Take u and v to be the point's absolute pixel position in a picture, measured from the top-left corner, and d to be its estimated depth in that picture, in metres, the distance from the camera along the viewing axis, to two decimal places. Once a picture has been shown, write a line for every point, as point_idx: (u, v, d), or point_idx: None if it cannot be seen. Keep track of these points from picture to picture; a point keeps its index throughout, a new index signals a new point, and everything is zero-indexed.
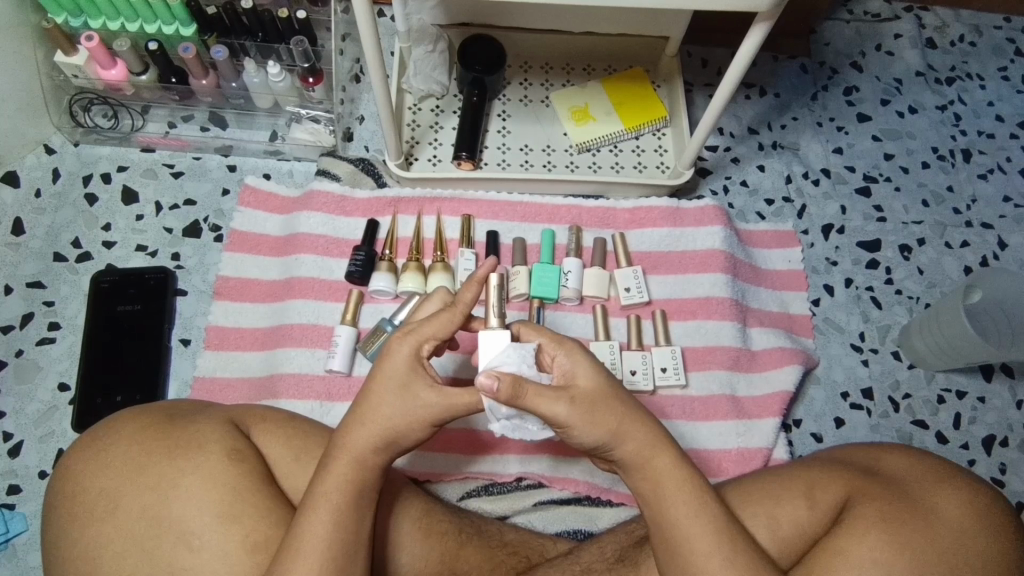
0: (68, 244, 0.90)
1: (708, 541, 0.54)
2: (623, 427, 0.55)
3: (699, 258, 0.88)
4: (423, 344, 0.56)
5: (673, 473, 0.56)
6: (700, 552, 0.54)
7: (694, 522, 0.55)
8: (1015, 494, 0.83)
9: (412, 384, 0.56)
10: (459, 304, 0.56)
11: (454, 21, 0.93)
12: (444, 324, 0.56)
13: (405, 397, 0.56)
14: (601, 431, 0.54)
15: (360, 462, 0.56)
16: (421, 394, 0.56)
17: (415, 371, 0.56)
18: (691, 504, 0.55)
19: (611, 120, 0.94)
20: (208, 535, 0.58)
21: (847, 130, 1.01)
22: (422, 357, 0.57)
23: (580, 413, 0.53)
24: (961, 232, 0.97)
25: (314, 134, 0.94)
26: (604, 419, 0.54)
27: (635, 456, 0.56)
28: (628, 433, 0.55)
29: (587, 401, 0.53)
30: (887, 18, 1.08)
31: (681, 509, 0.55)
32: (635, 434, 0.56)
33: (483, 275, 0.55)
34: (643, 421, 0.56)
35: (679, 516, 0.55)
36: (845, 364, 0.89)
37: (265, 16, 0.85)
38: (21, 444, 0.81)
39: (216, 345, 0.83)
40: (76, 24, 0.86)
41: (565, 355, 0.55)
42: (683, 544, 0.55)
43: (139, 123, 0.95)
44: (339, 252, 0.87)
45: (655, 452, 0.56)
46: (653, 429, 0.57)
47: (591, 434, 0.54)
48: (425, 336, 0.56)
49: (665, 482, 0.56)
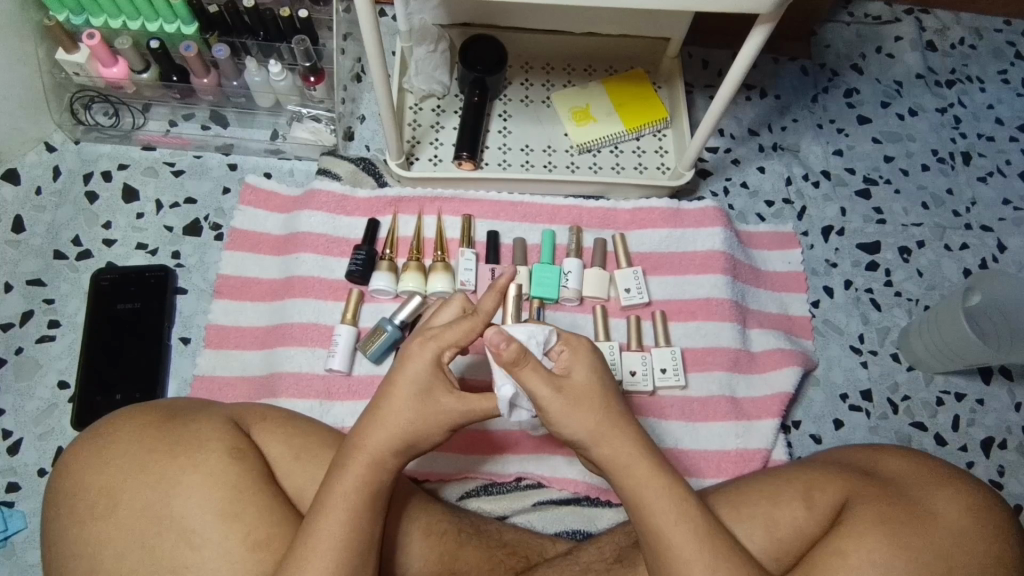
0: (68, 242, 0.90)
1: (693, 549, 0.54)
2: (601, 429, 0.56)
3: (700, 259, 0.88)
4: (445, 350, 0.57)
5: (653, 480, 0.56)
6: (684, 558, 0.54)
7: (677, 529, 0.55)
8: (1014, 497, 0.83)
9: (433, 390, 0.57)
10: (479, 313, 0.56)
11: (455, 21, 0.93)
12: (465, 331, 0.57)
13: (425, 402, 0.56)
14: (578, 427, 0.56)
15: (376, 465, 0.56)
16: (441, 399, 0.57)
17: (437, 376, 0.57)
18: (672, 512, 0.55)
19: (612, 120, 0.94)
20: (210, 533, 0.58)
21: (847, 132, 1.02)
22: (442, 363, 0.57)
23: (561, 402, 0.55)
24: (961, 234, 0.97)
25: (315, 133, 0.94)
26: (584, 416, 0.56)
27: (612, 460, 0.57)
28: (605, 435, 0.56)
29: (574, 395, 0.56)
30: (887, 21, 1.08)
31: (663, 517, 0.55)
32: (613, 437, 0.57)
33: (504, 285, 0.56)
34: (620, 426, 0.57)
35: (662, 524, 0.55)
36: (845, 366, 0.89)
37: (266, 14, 0.85)
38: (20, 441, 0.81)
39: (216, 344, 0.83)
40: (77, 22, 0.87)
41: (569, 351, 0.58)
42: (667, 552, 0.55)
43: (140, 121, 0.95)
44: (340, 252, 0.87)
45: (632, 457, 0.57)
46: (630, 434, 0.57)
47: (570, 426, 0.56)
48: (448, 342, 0.57)
49: (644, 487, 0.56)
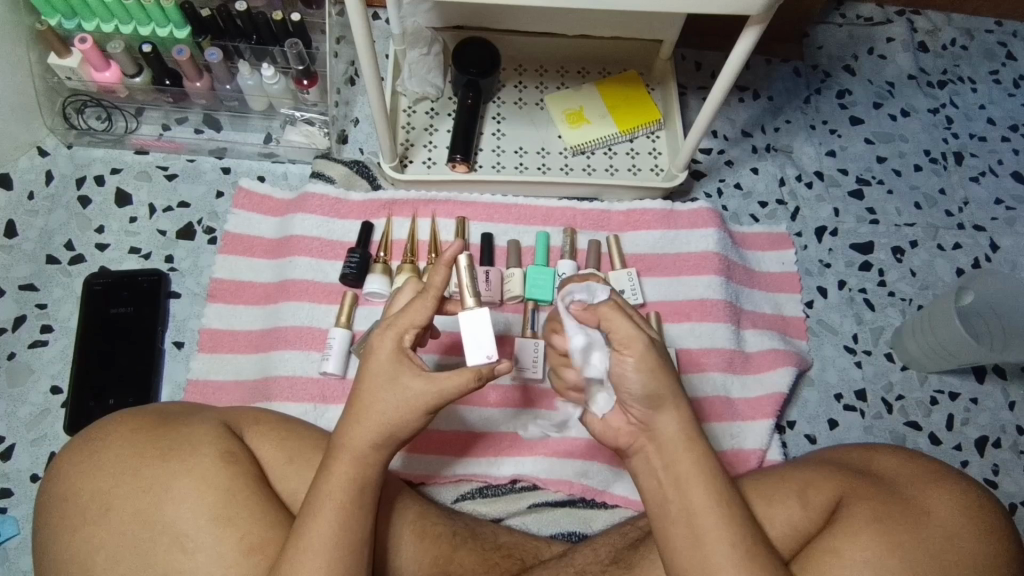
0: (61, 247, 0.90)
1: (729, 536, 0.54)
2: (671, 392, 0.57)
3: (694, 259, 0.88)
4: (405, 335, 0.56)
5: (704, 457, 0.56)
6: (718, 547, 0.53)
7: (717, 515, 0.54)
8: (1008, 495, 0.83)
9: (400, 376, 0.55)
10: (430, 289, 0.55)
11: (449, 24, 0.93)
12: (419, 311, 0.56)
13: (395, 389, 0.55)
14: (652, 387, 0.56)
15: (361, 461, 0.56)
16: (410, 383, 0.55)
17: (402, 362, 0.56)
18: (717, 494, 0.55)
19: (605, 122, 0.94)
20: (203, 537, 0.58)
21: (840, 133, 1.02)
22: (405, 348, 0.57)
23: (648, 355, 0.55)
24: (953, 234, 0.97)
25: (308, 136, 0.95)
26: (660, 377, 0.56)
27: (670, 432, 0.57)
28: (672, 401, 0.57)
29: (656, 352, 0.56)
30: (879, 22, 1.09)
31: (705, 498, 0.55)
32: (673, 411, 0.57)
33: (451, 256, 0.54)
34: (677, 406, 0.57)
35: (701, 507, 0.55)
36: (839, 365, 0.90)
37: (259, 18, 0.85)
38: (12, 447, 0.81)
39: (210, 348, 0.83)
40: (69, 27, 0.86)
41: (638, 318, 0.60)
42: (704, 535, 0.54)
43: (133, 125, 0.95)
44: (333, 255, 0.87)
45: (687, 437, 0.57)
46: (686, 409, 0.58)
47: (645, 384, 0.56)
48: (405, 326, 0.56)
49: (692, 466, 0.56)
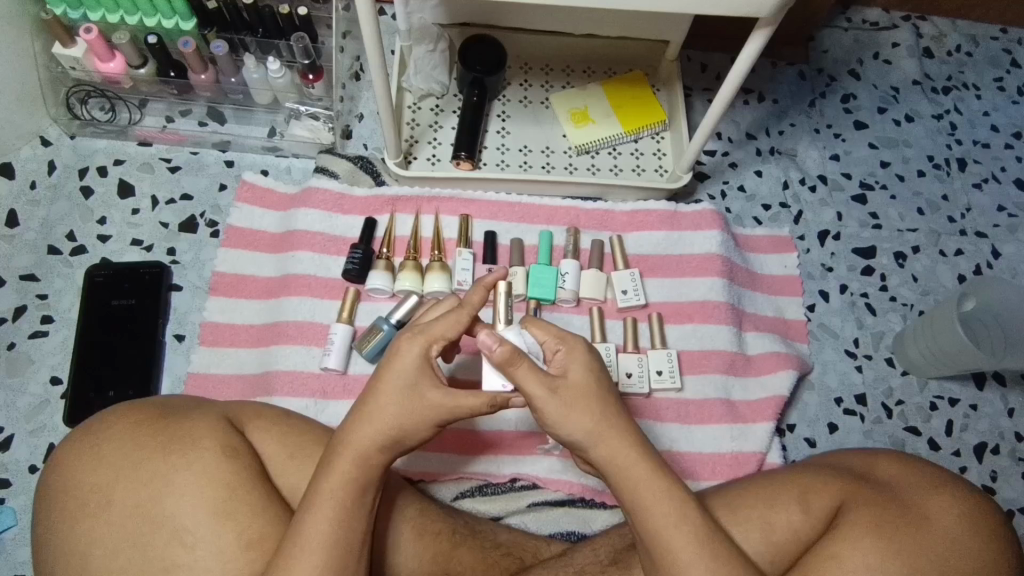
0: (63, 237, 0.89)
1: (690, 552, 0.54)
2: (598, 428, 0.55)
3: (697, 261, 0.88)
4: (432, 344, 0.57)
5: (651, 484, 0.55)
6: (682, 561, 0.54)
7: (676, 533, 0.54)
8: (1005, 502, 0.84)
9: (420, 385, 0.56)
10: (467, 306, 0.58)
11: (455, 20, 0.93)
12: (453, 324, 0.57)
13: (411, 397, 0.56)
14: (576, 428, 0.55)
15: (363, 459, 0.56)
16: (428, 394, 0.56)
17: (423, 371, 0.56)
18: (671, 515, 0.55)
19: (611, 122, 0.94)
20: (202, 532, 0.58)
21: (844, 137, 1.02)
22: (430, 357, 0.57)
23: (555, 404, 0.55)
24: (956, 240, 0.97)
25: (313, 131, 0.94)
26: (581, 416, 0.55)
27: (611, 461, 0.56)
28: (604, 435, 0.55)
29: (571, 397, 0.55)
30: (885, 27, 1.08)
31: (659, 520, 0.55)
32: (614, 434, 0.55)
33: (492, 281, 0.60)
34: (618, 427, 0.56)
35: (657, 527, 0.55)
36: (840, 369, 0.90)
37: (265, 11, 0.85)
38: (11, 437, 0.80)
39: (212, 342, 0.83)
40: (75, 16, 0.86)
41: (565, 351, 0.57)
42: (665, 555, 0.54)
43: (137, 117, 0.95)
44: (336, 251, 0.87)
45: (631, 460, 0.56)
46: (627, 433, 0.56)
47: (566, 427, 0.55)
48: (435, 337, 0.57)
49: (642, 491, 0.55)
